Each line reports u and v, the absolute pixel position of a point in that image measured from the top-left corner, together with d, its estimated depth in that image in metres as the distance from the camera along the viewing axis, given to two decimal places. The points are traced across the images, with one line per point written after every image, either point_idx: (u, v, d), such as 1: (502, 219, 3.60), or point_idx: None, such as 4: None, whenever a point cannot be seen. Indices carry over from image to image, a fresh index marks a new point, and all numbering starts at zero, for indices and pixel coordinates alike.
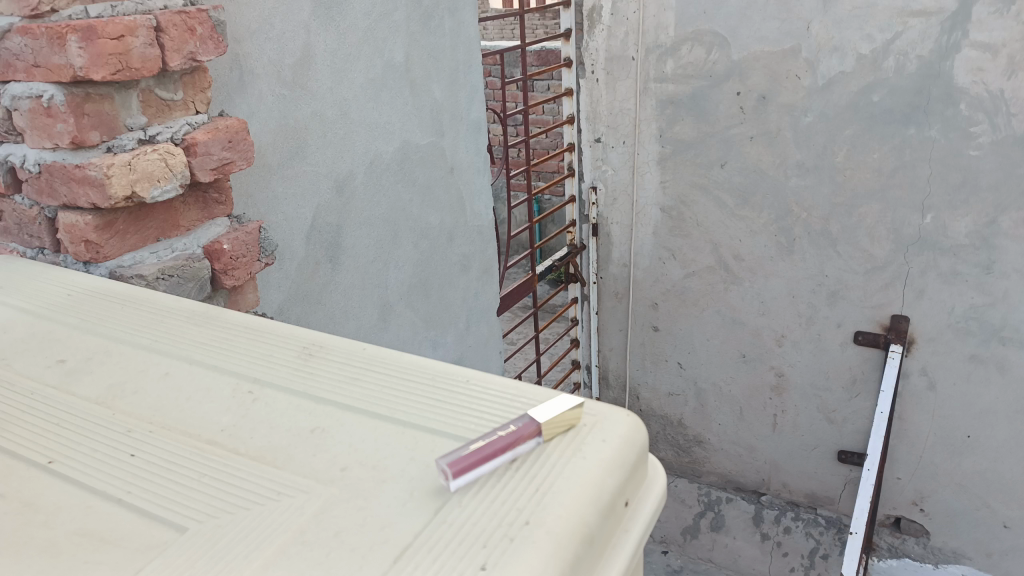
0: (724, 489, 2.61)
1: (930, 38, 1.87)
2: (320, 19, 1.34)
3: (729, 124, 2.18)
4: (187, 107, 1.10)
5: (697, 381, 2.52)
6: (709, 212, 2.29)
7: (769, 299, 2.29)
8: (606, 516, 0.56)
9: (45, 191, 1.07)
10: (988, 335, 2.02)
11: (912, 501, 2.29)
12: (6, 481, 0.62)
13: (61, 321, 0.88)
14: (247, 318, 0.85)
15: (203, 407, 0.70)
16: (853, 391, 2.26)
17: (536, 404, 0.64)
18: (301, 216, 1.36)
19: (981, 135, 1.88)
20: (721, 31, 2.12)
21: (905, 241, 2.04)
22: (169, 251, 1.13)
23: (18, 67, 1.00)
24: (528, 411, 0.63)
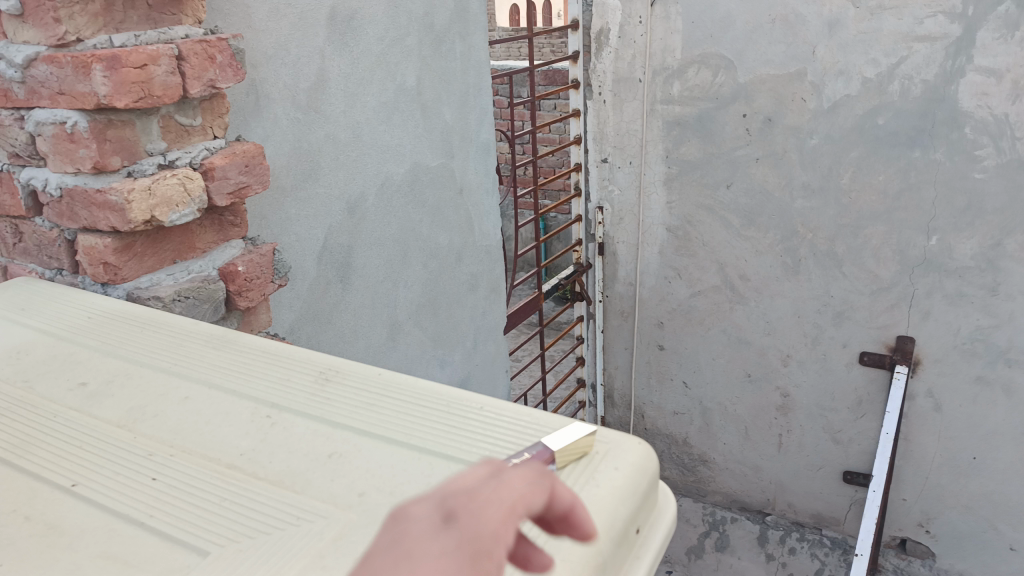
0: (729, 508, 2.61)
1: (934, 63, 1.89)
2: (335, 45, 1.36)
3: (735, 145, 2.20)
4: (205, 132, 1.13)
5: (703, 400, 2.53)
6: (715, 232, 2.31)
7: (775, 319, 2.30)
8: (618, 544, 0.58)
9: (66, 215, 1.09)
10: (994, 357, 2.03)
11: (918, 522, 2.28)
12: (31, 504, 0.63)
13: (81, 343, 0.89)
14: (265, 343, 0.87)
15: (223, 431, 0.72)
16: (859, 412, 2.27)
17: (549, 431, 0.66)
18: (314, 237, 1.38)
19: (986, 158, 1.89)
20: (727, 55, 2.15)
21: (911, 263, 2.06)
22: (186, 273, 1.15)
23: (43, 94, 1.03)
24: (541, 438, 0.65)
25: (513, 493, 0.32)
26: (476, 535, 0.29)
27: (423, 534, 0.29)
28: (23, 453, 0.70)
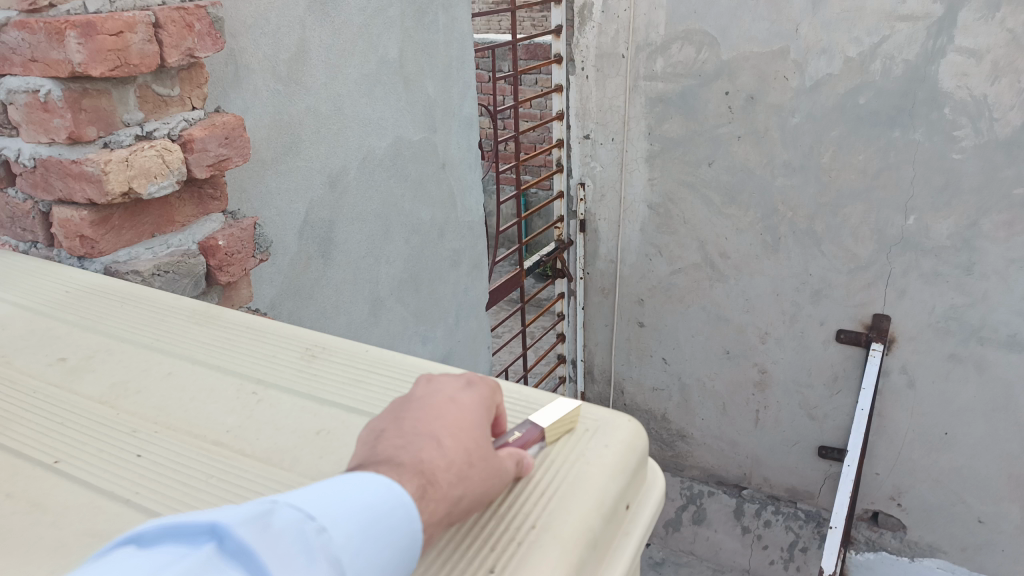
0: (706, 483, 2.65)
1: (916, 42, 1.89)
2: (315, 15, 1.33)
3: (718, 123, 2.20)
4: (183, 103, 1.10)
5: (681, 376, 2.55)
6: (696, 210, 2.31)
7: (754, 296, 2.32)
8: (608, 521, 0.59)
9: (40, 186, 1.07)
10: (968, 334, 2.06)
11: (890, 496, 2.34)
12: (12, 481, 0.62)
13: (59, 318, 0.88)
14: (249, 319, 0.86)
15: (208, 406, 0.71)
16: (834, 388, 2.30)
17: (538, 409, 0.66)
18: (294, 211, 1.36)
19: (964, 138, 1.91)
20: (711, 31, 2.13)
21: (888, 242, 2.08)
22: (164, 247, 1.13)
23: (15, 61, 1.00)
24: (531, 415, 0.65)
25: (490, 379, 0.57)
26: (483, 400, 0.54)
27: (458, 397, 0.53)
28: (3, 429, 0.68)
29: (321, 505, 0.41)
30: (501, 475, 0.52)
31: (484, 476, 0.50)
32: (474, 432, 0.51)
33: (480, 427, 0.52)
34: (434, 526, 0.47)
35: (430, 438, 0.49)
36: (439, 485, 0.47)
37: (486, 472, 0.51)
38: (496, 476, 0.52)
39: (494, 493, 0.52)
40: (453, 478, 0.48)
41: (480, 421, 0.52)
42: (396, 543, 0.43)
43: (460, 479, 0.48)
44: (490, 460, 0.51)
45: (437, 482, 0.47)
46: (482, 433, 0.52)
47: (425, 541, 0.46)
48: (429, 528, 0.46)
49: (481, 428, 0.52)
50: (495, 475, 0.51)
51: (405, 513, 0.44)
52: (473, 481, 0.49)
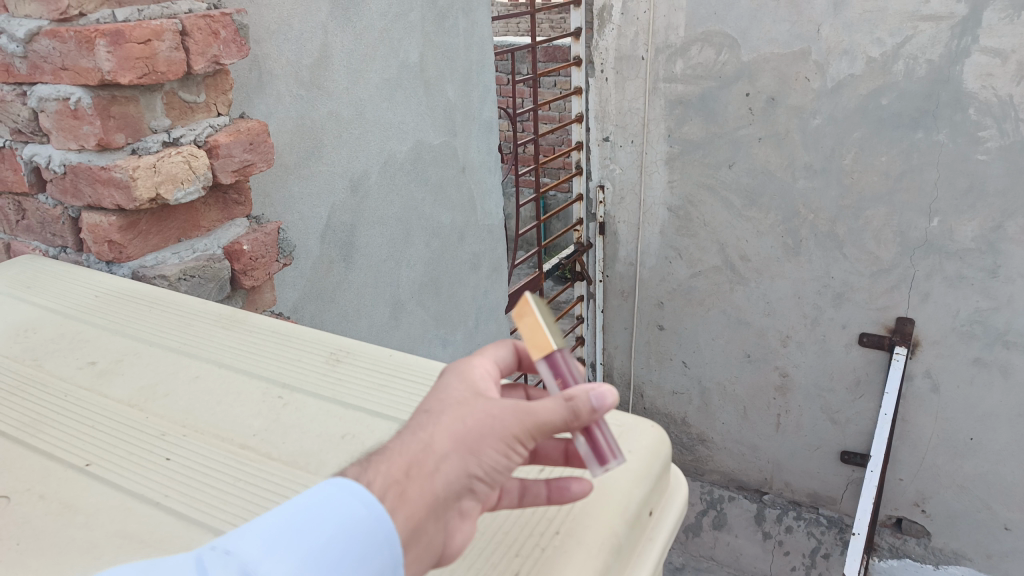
0: (727, 487, 2.63)
1: (940, 43, 1.87)
2: (338, 21, 1.35)
3: (738, 125, 2.18)
4: (209, 109, 1.12)
5: (702, 380, 2.54)
6: (716, 213, 2.30)
7: (775, 300, 2.30)
8: (633, 527, 0.59)
9: (69, 192, 1.09)
10: (993, 339, 2.03)
11: (914, 502, 2.31)
12: (45, 482, 0.63)
13: (89, 321, 0.89)
14: (275, 323, 0.87)
15: (235, 410, 0.72)
16: (856, 393, 2.28)
17: None
18: (317, 216, 1.38)
19: (990, 140, 1.88)
20: (731, 33, 2.12)
21: (911, 245, 2.05)
22: (191, 251, 1.15)
23: (46, 69, 1.02)
24: None
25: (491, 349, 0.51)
26: (467, 363, 0.48)
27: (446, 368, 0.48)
28: (35, 431, 0.70)
29: (238, 533, 0.41)
30: (495, 410, 0.43)
31: (462, 419, 0.43)
32: (440, 393, 0.46)
33: (455, 384, 0.46)
34: (404, 490, 0.42)
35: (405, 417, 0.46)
36: (389, 451, 0.43)
37: (463, 414, 0.43)
38: (487, 413, 0.43)
39: (495, 427, 0.43)
40: (407, 439, 0.43)
41: (466, 377, 0.47)
42: (341, 531, 0.40)
43: (419, 433, 0.43)
44: (471, 403, 0.44)
45: (389, 448, 0.43)
46: (462, 386, 0.46)
47: (399, 502, 0.41)
48: (394, 494, 0.42)
49: (451, 385, 0.46)
50: (485, 413, 0.43)
51: (345, 502, 0.41)
52: (442, 427, 0.43)
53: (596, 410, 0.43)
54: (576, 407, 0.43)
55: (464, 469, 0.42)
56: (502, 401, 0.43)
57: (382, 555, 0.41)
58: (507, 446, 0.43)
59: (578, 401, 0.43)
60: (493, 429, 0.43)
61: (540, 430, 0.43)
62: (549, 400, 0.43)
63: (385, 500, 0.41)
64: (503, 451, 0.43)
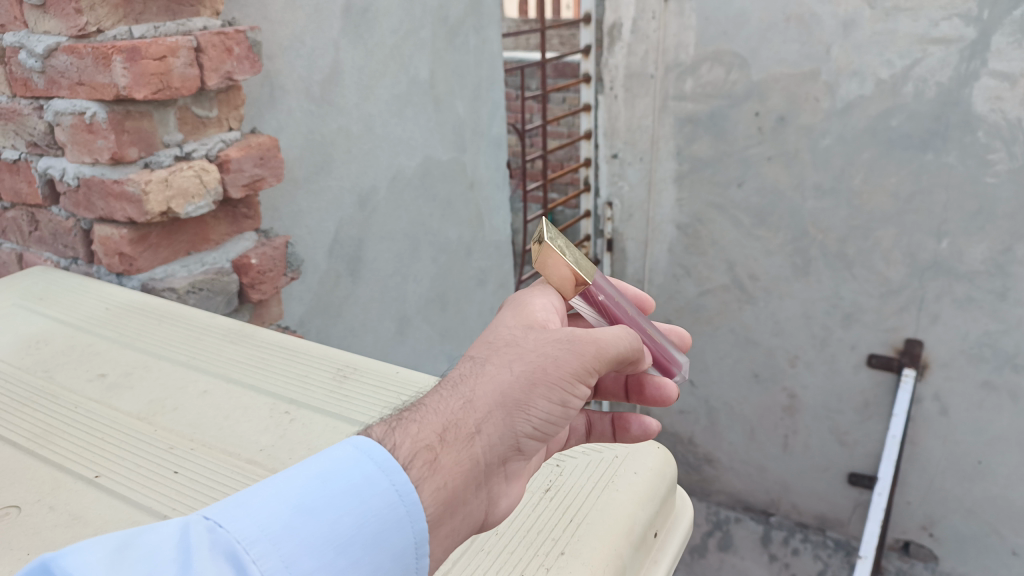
0: (733, 508, 2.52)
1: (949, 66, 1.77)
2: (349, 37, 1.36)
3: (747, 144, 2.07)
4: (221, 124, 1.13)
5: (709, 400, 2.42)
6: (725, 231, 2.18)
7: (784, 319, 2.20)
8: (636, 548, 0.63)
9: (82, 205, 1.10)
10: (1001, 362, 1.95)
11: (922, 526, 2.21)
12: (55, 494, 0.63)
13: (99, 334, 0.90)
14: (283, 339, 0.88)
15: (242, 425, 0.73)
16: (865, 415, 2.19)
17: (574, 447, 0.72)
18: (324, 230, 1.38)
19: (999, 162, 1.79)
20: (741, 52, 2.00)
21: (920, 266, 1.96)
22: (199, 265, 1.16)
23: (62, 84, 1.03)
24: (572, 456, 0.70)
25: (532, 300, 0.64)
26: (516, 313, 0.60)
27: (492, 323, 0.59)
28: (45, 443, 0.70)
29: (230, 504, 0.43)
30: (548, 353, 0.54)
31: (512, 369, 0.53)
32: (487, 344, 0.56)
33: (506, 332, 0.57)
34: (444, 447, 0.49)
35: (449, 370, 0.55)
36: (430, 406, 0.51)
37: (515, 365, 0.53)
38: (536, 363, 0.53)
39: (548, 370, 0.53)
40: (456, 390, 0.52)
41: (514, 328, 0.57)
42: (351, 507, 0.45)
43: (467, 387, 0.52)
44: (521, 353, 0.54)
45: (426, 409, 0.51)
46: (510, 338, 0.56)
47: (436, 461, 0.48)
48: (432, 451, 0.48)
49: (501, 331, 0.57)
50: (536, 361, 0.53)
51: (364, 473, 0.46)
52: (490, 378, 0.52)
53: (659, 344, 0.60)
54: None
55: (512, 417, 0.52)
56: (554, 349, 0.55)
57: (408, 530, 0.46)
58: (552, 391, 0.53)
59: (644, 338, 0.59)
60: (546, 372, 0.53)
61: (589, 367, 0.55)
62: (612, 333, 0.59)
63: (414, 467, 0.47)
64: (549, 398, 0.53)
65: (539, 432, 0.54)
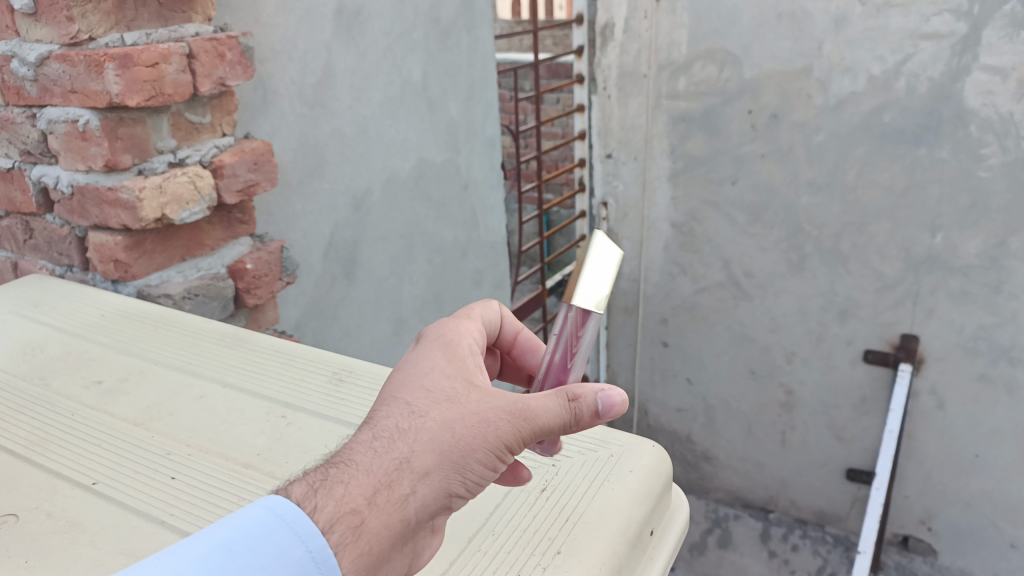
0: (732, 505, 2.52)
1: (941, 61, 1.77)
2: (341, 40, 1.36)
3: (740, 142, 2.06)
4: (214, 129, 1.14)
5: (707, 397, 2.42)
6: (721, 228, 2.17)
7: (779, 316, 2.19)
8: (633, 546, 0.63)
9: (76, 212, 1.10)
10: (997, 355, 1.95)
11: (920, 520, 2.22)
12: (51, 500, 0.64)
13: (95, 340, 0.90)
14: (277, 342, 0.89)
15: (239, 430, 0.73)
16: (862, 410, 2.18)
17: (572, 448, 0.72)
18: (319, 232, 1.38)
19: (991, 157, 1.79)
20: (733, 49, 1.99)
21: (915, 261, 1.96)
22: (195, 270, 1.17)
23: (55, 92, 1.04)
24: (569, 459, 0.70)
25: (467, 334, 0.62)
26: (451, 353, 0.58)
27: (427, 363, 0.57)
28: (42, 450, 0.70)
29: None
30: (489, 416, 0.53)
31: (450, 430, 0.52)
32: (420, 392, 0.54)
33: (444, 381, 0.55)
34: (372, 512, 0.49)
35: (379, 412, 0.54)
36: (358, 465, 0.50)
37: (453, 426, 0.53)
38: (474, 426, 0.53)
39: (483, 438, 0.53)
40: (389, 449, 0.51)
41: (452, 375, 0.56)
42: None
43: (403, 446, 0.51)
44: (462, 413, 0.53)
45: (358, 466, 0.50)
46: (450, 388, 0.55)
47: (358, 529, 0.48)
48: (358, 515, 0.48)
49: (437, 377, 0.55)
50: (477, 424, 0.53)
51: (276, 541, 0.46)
52: (429, 438, 0.52)
53: (601, 409, 0.55)
54: (578, 409, 0.55)
55: (441, 481, 0.52)
56: (494, 410, 0.54)
57: None
58: (488, 457, 0.53)
59: (589, 404, 0.54)
60: (482, 440, 0.53)
61: (527, 433, 0.54)
62: (556, 400, 0.54)
63: (334, 531, 0.47)
64: (482, 462, 0.53)
65: (470, 494, 0.53)
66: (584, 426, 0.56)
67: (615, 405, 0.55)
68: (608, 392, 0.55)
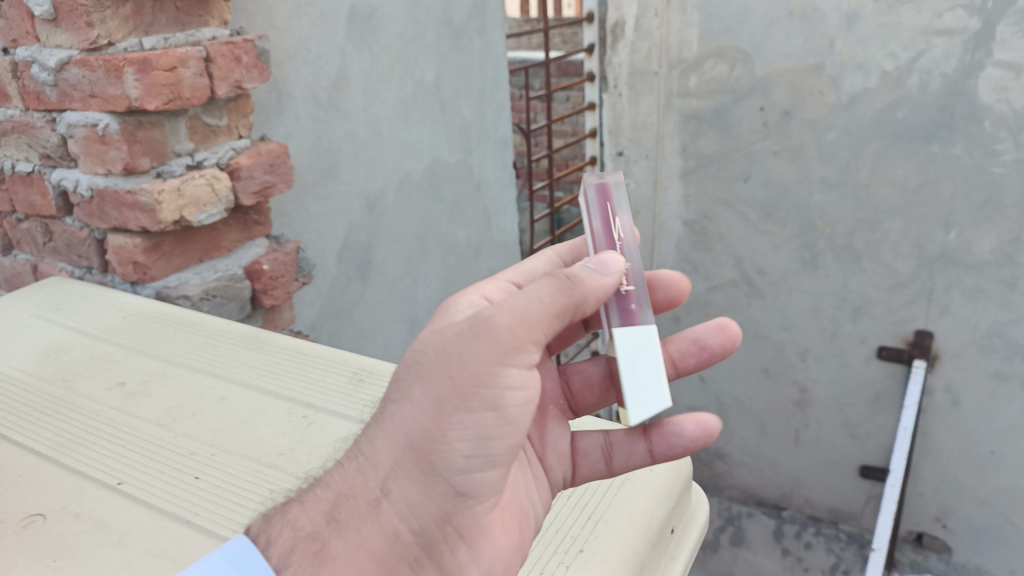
0: (745, 504, 2.50)
1: (954, 56, 1.73)
2: (355, 43, 1.37)
3: (753, 139, 2.03)
4: (231, 132, 1.15)
5: (719, 396, 2.40)
6: (733, 226, 2.15)
7: (792, 313, 2.16)
8: (653, 544, 0.65)
9: (96, 215, 1.11)
10: (1012, 352, 1.91)
11: (935, 517, 2.17)
12: (79, 501, 0.64)
13: (117, 342, 0.91)
14: (297, 343, 0.89)
15: (260, 431, 0.74)
16: (876, 408, 2.15)
17: None
18: (334, 234, 1.39)
19: (1006, 152, 1.75)
20: (744, 48, 1.96)
21: (930, 259, 1.92)
22: (212, 272, 1.17)
23: (75, 96, 1.05)
24: None
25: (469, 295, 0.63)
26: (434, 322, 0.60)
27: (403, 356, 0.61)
28: (68, 451, 0.71)
29: None
30: (447, 357, 0.53)
31: (404, 405, 0.55)
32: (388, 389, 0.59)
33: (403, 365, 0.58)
34: (340, 528, 0.55)
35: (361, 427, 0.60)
36: (322, 490, 0.57)
37: (415, 397, 0.54)
38: (427, 380, 0.54)
39: (450, 387, 0.53)
40: (355, 464, 0.57)
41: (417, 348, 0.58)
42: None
43: (365, 453, 0.56)
44: (413, 377, 0.55)
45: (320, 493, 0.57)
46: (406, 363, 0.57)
47: (323, 542, 0.54)
48: (319, 535, 0.55)
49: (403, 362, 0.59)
50: (428, 380, 0.54)
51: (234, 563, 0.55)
52: (388, 430, 0.55)
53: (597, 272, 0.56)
54: (577, 284, 0.55)
55: (419, 460, 0.54)
56: (451, 347, 0.53)
57: None
58: (456, 405, 0.53)
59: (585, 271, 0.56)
60: (448, 390, 0.53)
61: (500, 342, 0.53)
62: (534, 286, 0.54)
63: (294, 553, 0.54)
64: (461, 413, 0.53)
65: (471, 453, 0.54)
66: (588, 294, 0.55)
67: (609, 265, 0.57)
68: (599, 257, 0.58)
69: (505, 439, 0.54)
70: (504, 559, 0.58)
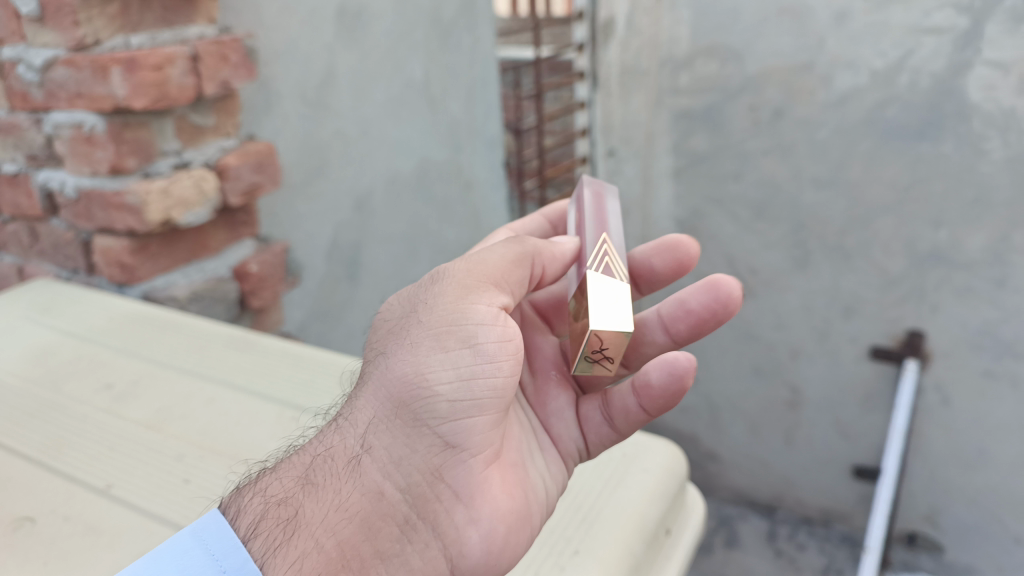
0: (737, 505, 2.50)
1: (942, 56, 1.64)
2: (344, 41, 1.36)
3: (743, 138, 1.95)
4: (218, 131, 1.14)
5: (711, 396, 2.35)
6: (723, 226, 2.08)
7: (784, 313, 2.10)
8: (650, 544, 0.66)
9: (82, 216, 1.10)
10: (1000, 351, 1.85)
11: (926, 516, 2.14)
12: (69, 504, 0.63)
13: (104, 345, 0.90)
14: (286, 345, 0.89)
15: (252, 432, 0.73)
16: (868, 406, 2.10)
17: None
18: (322, 234, 1.38)
19: (994, 150, 1.67)
20: (734, 45, 1.86)
21: (920, 256, 1.85)
22: (199, 273, 1.17)
23: (61, 96, 1.03)
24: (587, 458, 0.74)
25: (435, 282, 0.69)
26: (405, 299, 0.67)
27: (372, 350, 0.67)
28: (56, 454, 0.70)
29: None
30: (422, 312, 0.61)
31: (377, 369, 0.61)
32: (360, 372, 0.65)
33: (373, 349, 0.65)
34: (316, 490, 0.58)
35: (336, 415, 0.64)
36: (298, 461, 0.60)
37: (392, 357, 0.60)
38: (400, 339, 0.61)
39: (426, 336, 0.59)
40: (328, 434, 0.61)
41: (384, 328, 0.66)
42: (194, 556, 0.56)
43: (340, 422, 0.61)
44: (386, 340, 0.62)
45: (296, 461, 0.60)
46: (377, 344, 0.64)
47: (298, 499, 0.57)
48: (293, 498, 0.57)
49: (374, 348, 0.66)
50: (402, 339, 0.61)
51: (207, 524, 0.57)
52: (362, 398, 0.61)
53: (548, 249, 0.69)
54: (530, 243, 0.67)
55: (399, 413, 0.59)
56: (427, 304, 0.62)
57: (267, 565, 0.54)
58: (433, 344, 0.59)
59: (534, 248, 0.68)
60: (423, 341, 0.59)
61: (470, 287, 0.62)
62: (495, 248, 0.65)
63: (268, 514, 0.57)
64: (439, 359, 0.58)
65: (453, 398, 0.58)
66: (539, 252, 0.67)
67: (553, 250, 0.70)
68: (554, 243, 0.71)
69: (484, 390, 0.59)
70: (505, 517, 0.60)
